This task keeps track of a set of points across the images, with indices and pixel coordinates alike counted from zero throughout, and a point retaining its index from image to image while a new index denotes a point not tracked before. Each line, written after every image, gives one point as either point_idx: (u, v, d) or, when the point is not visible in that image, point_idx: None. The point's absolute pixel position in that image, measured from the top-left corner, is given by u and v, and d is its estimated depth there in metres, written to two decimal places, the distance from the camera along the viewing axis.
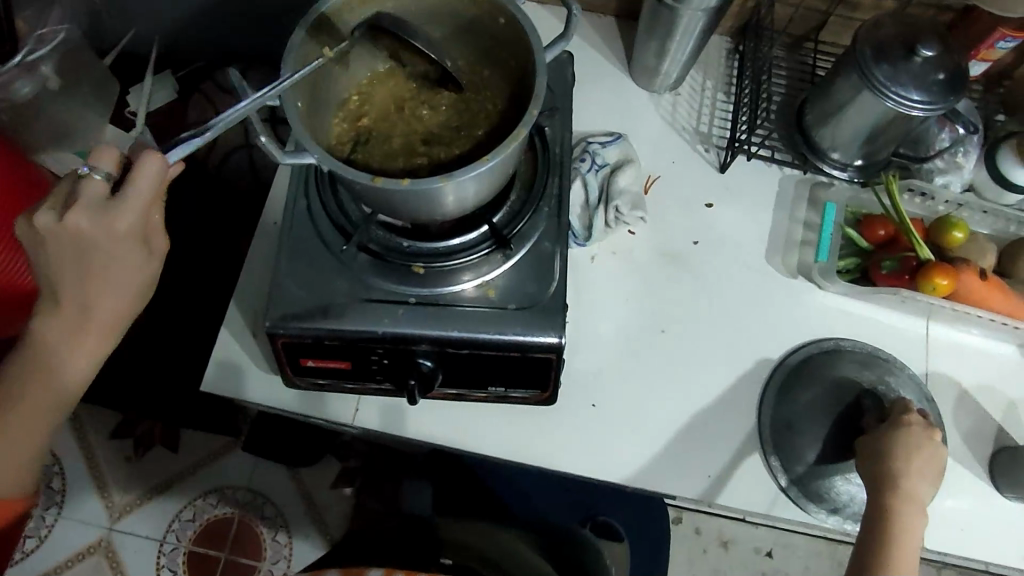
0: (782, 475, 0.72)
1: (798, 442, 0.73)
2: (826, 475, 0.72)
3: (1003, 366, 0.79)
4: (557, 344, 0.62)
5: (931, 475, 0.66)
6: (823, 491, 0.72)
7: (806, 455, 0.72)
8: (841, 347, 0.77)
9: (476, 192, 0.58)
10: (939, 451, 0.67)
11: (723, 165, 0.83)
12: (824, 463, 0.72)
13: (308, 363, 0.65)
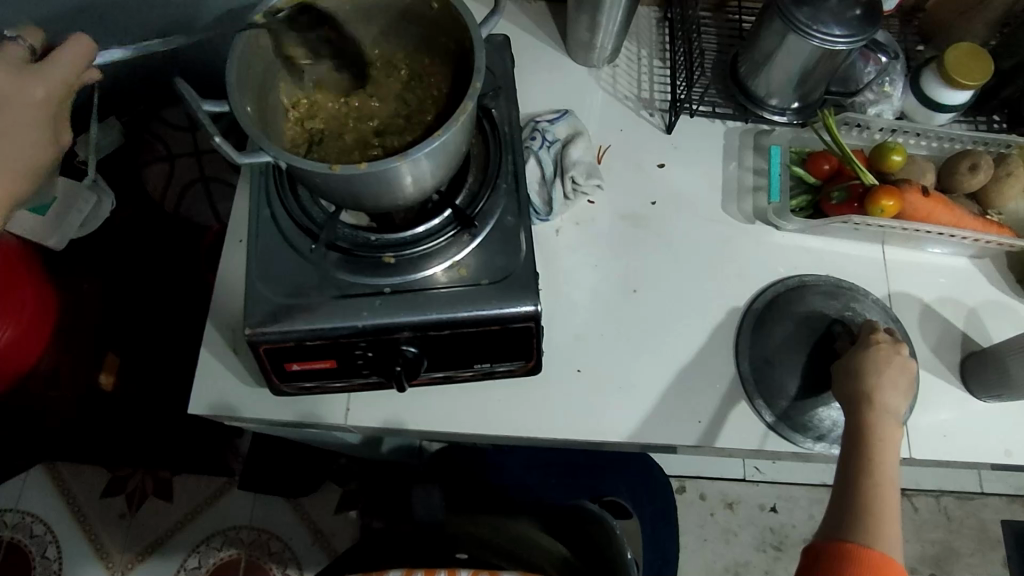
0: (767, 411, 0.75)
1: (778, 377, 0.77)
2: (809, 406, 0.76)
3: (958, 278, 0.83)
4: (532, 312, 0.67)
5: (902, 386, 0.69)
6: (808, 422, 0.75)
7: (787, 388, 0.76)
8: (806, 279, 0.81)
9: (429, 179, 0.62)
10: (908, 364, 0.70)
11: (669, 125, 0.88)
12: (805, 394, 0.76)
13: (294, 367, 0.71)
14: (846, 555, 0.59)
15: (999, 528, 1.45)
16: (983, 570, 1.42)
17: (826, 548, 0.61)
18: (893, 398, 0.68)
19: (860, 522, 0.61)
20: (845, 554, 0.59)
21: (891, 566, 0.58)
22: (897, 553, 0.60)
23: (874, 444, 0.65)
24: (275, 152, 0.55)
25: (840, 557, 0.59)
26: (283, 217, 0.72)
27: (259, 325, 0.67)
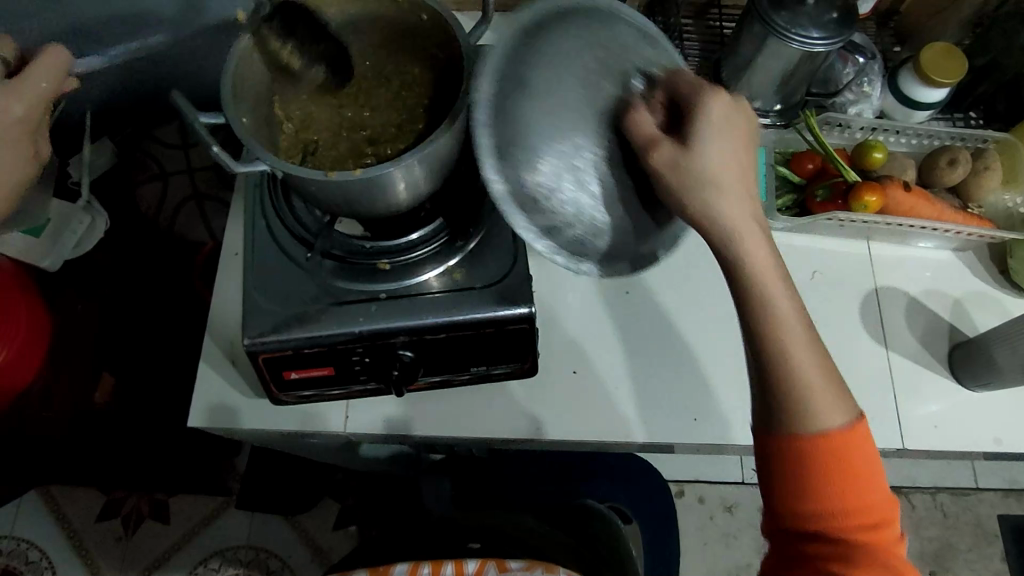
0: (541, 246, 0.57)
1: (569, 139, 0.56)
2: (565, 203, 0.57)
3: (943, 271, 0.85)
4: (527, 313, 0.68)
5: (741, 177, 0.54)
6: (614, 227, 0.60)
7: (569, 137, 0.56)
8: (576, 17, 0.59)
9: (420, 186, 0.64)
10: (726, 118, 0.54)
11: None
12: (580, 143, 0.57)
13: (292, 375, 0.71)
14: (795, 467, 0.52)
15: (996, 522, 1.46)
16: (982, 565, 1.43)
17: (771, 455, 0.53)
18: (723, 209, 0.53)
19: (800, 420, 0.52)
20: (794, 466, 0.52)
21: (849, 448, 0.51)
22: (842, 414, 0.52)
23: (756, 294, 0.53)
24: (270, 161, 0.56)
25: (788, 472, 0.52)
26: (279, 228, 0.73)
27: (256, 333, 0.67)
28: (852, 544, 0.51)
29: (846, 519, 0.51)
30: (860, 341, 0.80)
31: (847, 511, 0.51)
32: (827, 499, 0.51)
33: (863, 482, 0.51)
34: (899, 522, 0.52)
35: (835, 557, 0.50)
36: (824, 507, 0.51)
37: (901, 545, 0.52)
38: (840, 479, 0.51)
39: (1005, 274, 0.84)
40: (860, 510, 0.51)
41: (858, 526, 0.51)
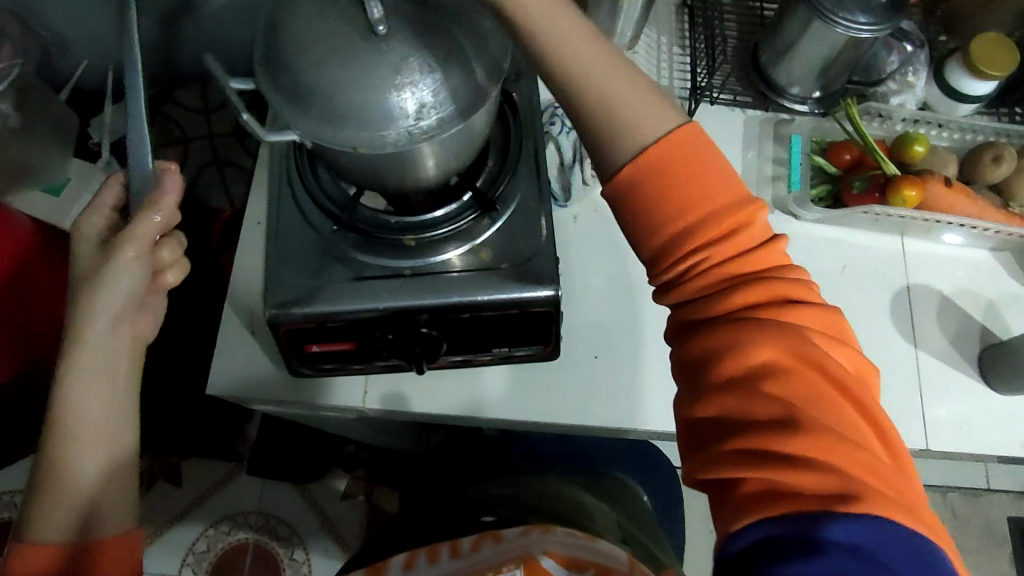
0: (431, 120, 0.54)
1: (365, 57, 0.53)
2: (362, 97, 0.53)
3: (978, 271, 0.83)
4: (553, 297, 0.67)
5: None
6: (439, 84, 0.54)
7: (348, 49, 0.53)
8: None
9: (445, 158, 0.62)
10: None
11: (690, 112, 0.86)
12: (363, 43, 0.53)
13: (313, 348, 0.71)
14: (651, 214, 0.52)
15: (1007, 525, 1.45)
16: (990, 566, 1.42)
17: (625, 207, 0.53)
18: None
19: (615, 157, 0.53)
20: (639, 202, 0.52)
21: (684, 162, 0.52)
22: (664, 121, 0.53)
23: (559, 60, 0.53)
24: (279, 106, 0.55)
25: (639, 212, 0.52)
26: (303, 199, 0.72)
27: (280, 305, 0.67)
28: (730, 281, 0.52)
29: (711, 261, 0.52)
30: (889, 338, 0.79)
31: (706, 240, 0.51)
32: (683, 236, 0.52)
33: (717, 208, 0.51)
34: (761, 221, 0.52)
35: (731, 330, 0.50)
36: (679, 241, 0.52)
37: (773, 249, 0.52)
38: (689, 203, 0.51)
39: None
40: (733, 237, 0.51)
41: (718, 249, 0.51)
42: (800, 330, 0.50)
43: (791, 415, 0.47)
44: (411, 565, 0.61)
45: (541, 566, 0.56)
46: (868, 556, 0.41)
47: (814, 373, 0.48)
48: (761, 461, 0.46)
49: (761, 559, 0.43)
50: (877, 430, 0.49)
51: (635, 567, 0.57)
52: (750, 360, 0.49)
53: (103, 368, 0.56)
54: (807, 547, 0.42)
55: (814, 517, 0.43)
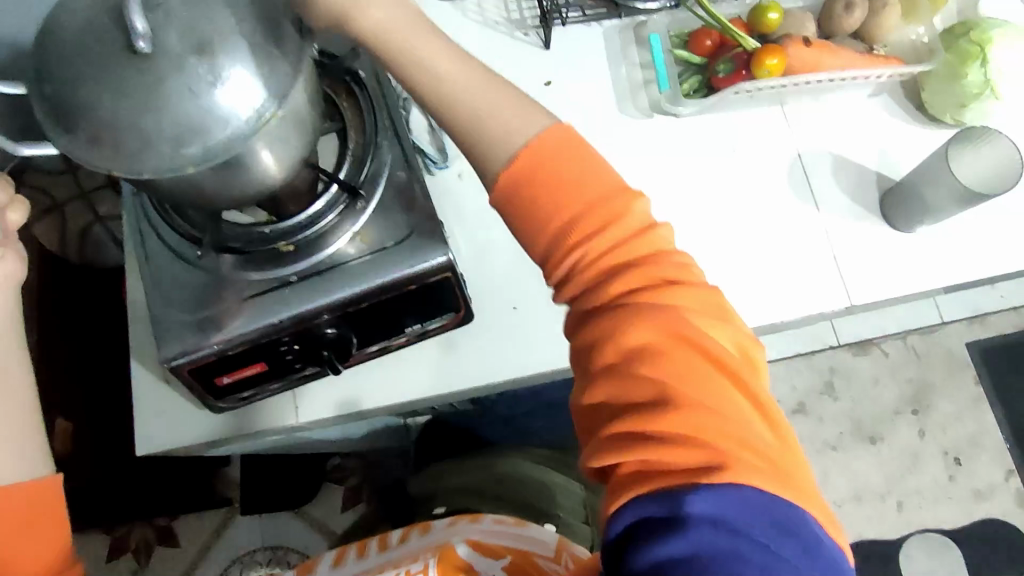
0: (200, 146, 0.50)
1: (135, 83, 0.49)
2: (164, 112, 0.49)
3: (863, 121, 0.82)
4: (447, 262, 0.66)
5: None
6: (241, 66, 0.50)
7: (130, 66, 0.49)
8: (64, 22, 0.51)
9: (277, 149, 0.58)
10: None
11: (546, 40, 0.84)
12: (139, 57, 0.49)
13: (224, 380, 0.69)
14: (528, 219, 0.51)
15: (966, 350, 1.50)
16: (959, 392, 1.48)
17: (511, 208, 0.51)
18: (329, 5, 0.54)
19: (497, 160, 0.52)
20: (520, 201, 0.51)
21: (553, 158, 0.50)
22: (533, 124, 0.52)
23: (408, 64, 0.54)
24: (67, 146, 0.51)
25: (526, 209, 0.51)
26: (169, 234, 0.68)
27: (173, 347, 0.64)
28: (613, 274, 0.49)
29: (593, 256, 0.49)
30: (791, 211, 0.79)
31: (582, 233, 0.49)
32: (562, 234, 0.50)
33: (590, 199, 0.50)
34: (635, 206, 0.50)
35: (607, 321, 0.48)
36: (559, 239, 0.50)
37: (652, 237, 0.49)
38: (561, 199, 0.50)
39: (922, 108, 0.83)
40: (611, 231, 0.49)
41: (596, 242, 0.49)
42: (682, 314, 0.47)
43: (668, 397, 0.45)
44: (342, 559, 0.64)
45: (459, 554, 0.58)
46: (732, 531, 0.40)
47: (695, 355, 0.46)
48: (638, 443, 0.44)
49: (634, 540, 0.42)
50: (763, 408, 0.47)
51: (561, 553, 0.58)
52: (630, 346, 0.47)
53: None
54: (675, 519, 0.41)
55: (680, 492, 0.42)
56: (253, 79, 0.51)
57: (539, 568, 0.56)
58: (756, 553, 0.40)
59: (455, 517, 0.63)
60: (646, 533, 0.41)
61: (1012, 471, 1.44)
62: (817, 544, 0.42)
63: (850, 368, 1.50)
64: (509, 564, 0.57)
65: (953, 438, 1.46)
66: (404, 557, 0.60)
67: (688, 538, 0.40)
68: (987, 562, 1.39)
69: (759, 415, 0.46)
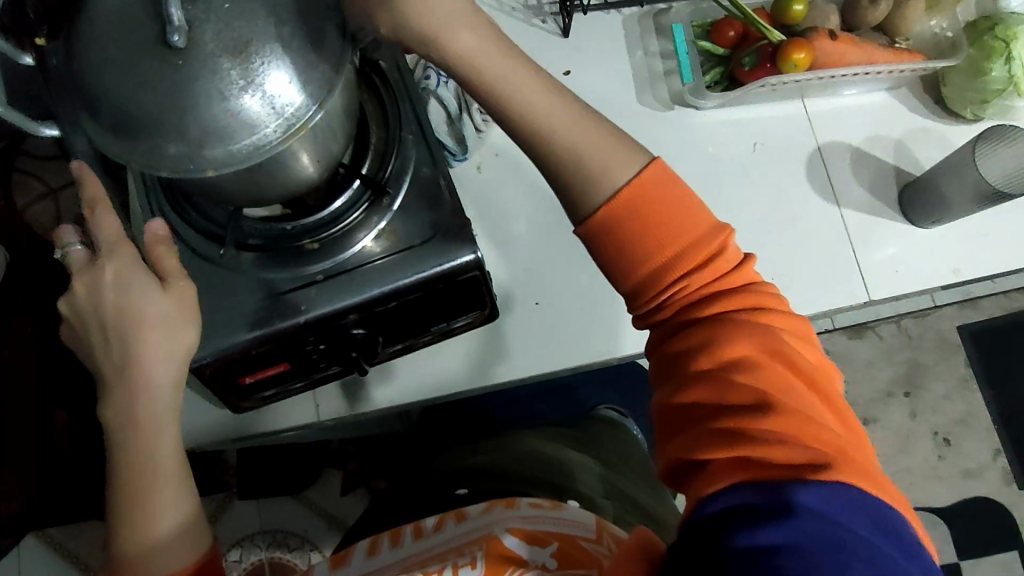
0: (222, 150, 0.49)
1: (164, 78, 0.47)
2: (196, 114, 0.48)
3: (881, 114, 0.83)
4: (475, 260, 0.65)
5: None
6: (279, 68, 0.49)
7: (163, 64, 0.47)
8: (88, 13, 0.49)
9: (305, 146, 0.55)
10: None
11: (565, 29, 0.82)
12: (170, 55, 0.47)
13: (247, 380, 0.67)
14: (627, 254, 0.54)
15: (956, 333, 1.54)
16: (950, 374, 1.52)
17: (613, 237, 0.54)
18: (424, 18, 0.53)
19: (598, 190, 0.54)
20: (626, 233, 0.54)
21: (658, 194, 0.54)
22: (627, 168, 0.55)
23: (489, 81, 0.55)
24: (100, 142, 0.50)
25: (628, 241, 0.54)
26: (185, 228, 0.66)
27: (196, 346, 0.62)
28: (712, 300, 0.54)
29: (695, 285, 0.54)
30: (811, 204, 0.79)
31: (684, 269, 0.54)
32: (669, 266, 0.54)
33: (696, 233, 0.54)
34: (732, 244, 0.54)
35: (700, 333, 0.53)
36: (661, 274, 0.54)
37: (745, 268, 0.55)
38: (663, 239, 0.53)
39: (941, 103, 0.83)
40: (711, 261, 0.54)
41: (697, 275, 0.54)
42: (777, 334, 0.53)
43: (762, 403, 0.50)
44: (376, 548, 0.61)
45: (506, 545, 0.56)
46: (834, 521, 0.44)
47: (785, 367, 0.51)
48: (739, 442, 0.49)
49: (735, 527, 0.45)
50: (844, 420, 0.52)
51: (602, 533, 0.59)
52: (728, 357, 0.52)
53: (169, 406, 0.54)
54: (783, 509, 0.45)
55: (785, 485, 0.46)
56: (289, 85, 0.49)
57: (587, 552, 0.56)
58: (858, 542, 0.44)
59: (490, 503, 0.62)
60: (748, 520, 0.45)
61: (1000, 451, 1.48)
62: (908, 540, 0.46)
63: (845, 351, 1.52)
64: (558, 552, 0.56)
65: (944, 419, 1.49)
66: (446, 548, 0.58)
67: (796, 524, 0.44)
68: (974, 539, 1.44)
69: (840, 425, 0.51)
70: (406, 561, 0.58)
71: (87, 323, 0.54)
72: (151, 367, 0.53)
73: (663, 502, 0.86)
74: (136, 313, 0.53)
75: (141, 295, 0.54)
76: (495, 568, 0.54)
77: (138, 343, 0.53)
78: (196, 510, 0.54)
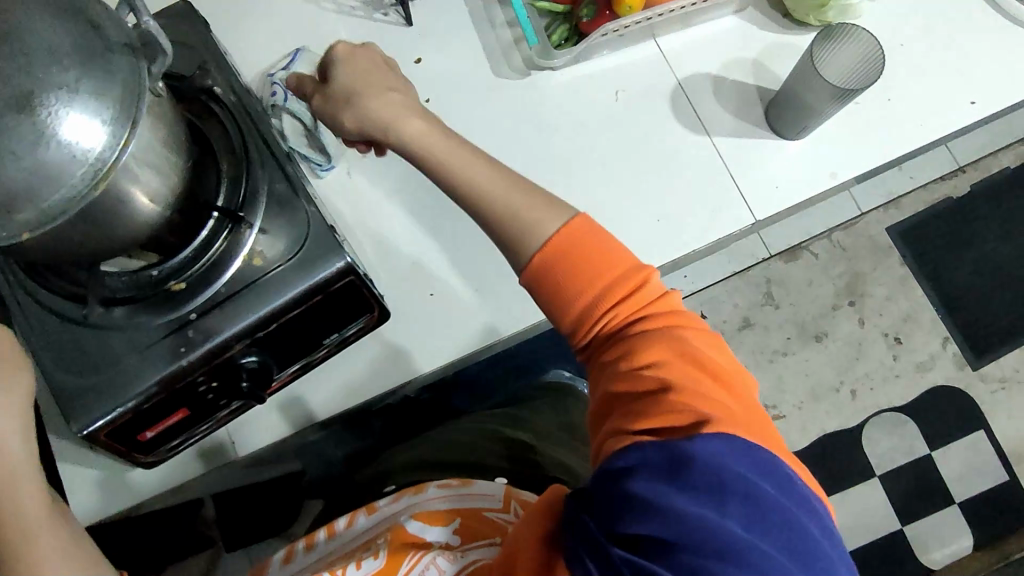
0: (33, 211, 0.47)
1: None
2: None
3: (733, 38, 0.83)
4: (346, 266, 0.64)
5: (369, 81, 0.64)
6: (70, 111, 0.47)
7: None
8: None
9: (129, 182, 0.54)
10: (354, 59, 0.65)
11: (406, 17, 0.81)
12: None
13: (147, 435, 0.66)
14: (558, 294, 0.55)
15: (886, 236, 1.56)
16: (888, 275, 1.55)
17: (540, 280, 0.56)
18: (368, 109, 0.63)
19: (527, 245, 0.56)
20: (552, 274, 0.55)
21: (582, 239, 0.55)
22: (560, 216, 0.57)
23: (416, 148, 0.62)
24: None
25: (556, 286, 0.55)
26: (46, 294, 0.64)
27: (80, 415, 0.61)
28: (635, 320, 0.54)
29: (622, 314, 0.54)
30: (682, 139, 0.79)
31: (611, 303, 0.54)
32: (596, 300, 0.54)
33: (618, 271, 0.54)
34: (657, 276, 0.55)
35: (621, 345, 0.53)
36: (588, 310, 0.54)
37: (671, 295, 0.55)
38: (587, 278, 0.54)
39: (788, 15, 0.84)
40: (634, 290, 0.54)
41: (621, 307, 0.54)
42: (691, 342, 0.53)
43: (672, 388, 0.50)
44: (292, 554, 0.61)
45: (409, 531, 0.56)
46: (723, 465, 0.45)
47: (702, 367, 0.51)
48: (650, 421, 0.49)
49: (634, 480, 0.46)
50: (755, 409, 0.52)
51: (510, 501, 0.60)
52: (645, 359, 0.52)
53: (26, 458, 0.54)
54: (680, 464, 0.45)
55: (680, 443, 0.46)
56: (87, 127, 0.48)
57: (493, 522, 0.58)
58: (749, 486, 0.45)
59: (399, 492, 0.62)
60: (646, 474, 0.46)
61: (947, 339, 1.52)
62: (787, 477, 0.47)
63: (784, 275, 1.54)
64: (460, 527, 0.57)
65: (890, 320, 1.52)
66: (352, 544, 0.58)
67: (691, 476, 0.44)
68: (940, 427, 1.47)
69: (749, 408, 0.51)
70: (317, 562, 0.59)
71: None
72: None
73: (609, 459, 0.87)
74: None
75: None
76: (397, 554, 0.55)
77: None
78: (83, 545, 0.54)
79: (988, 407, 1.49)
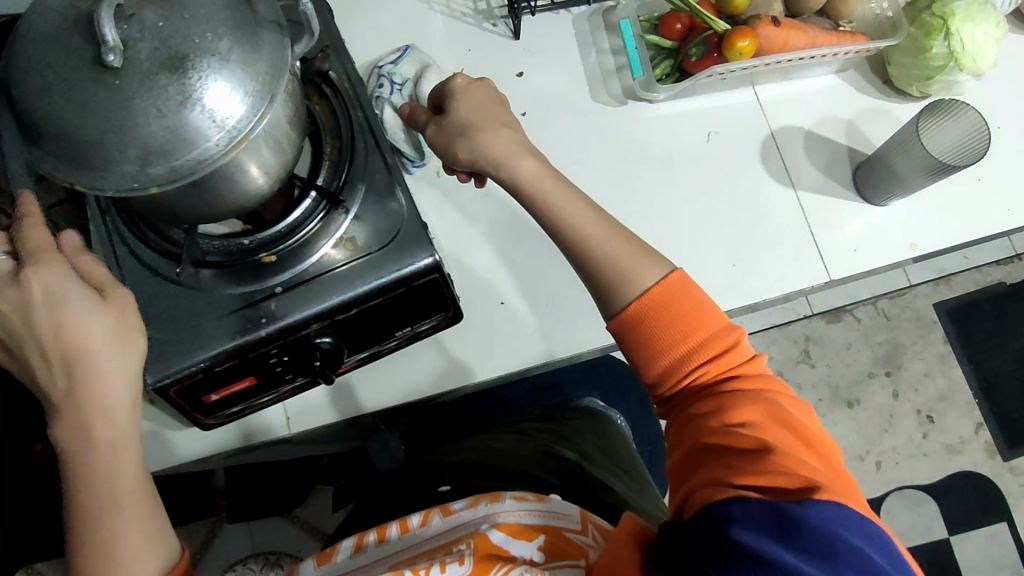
0: (163, 167, 0.49)
1: (105, 99, 0.47)
2: (139, 127, 0.47)
3: (830, 96, 0.84)
4: (433, 264, 0.65)
5: (484, 116, 0.65)
6: (220, 79, 0.49)
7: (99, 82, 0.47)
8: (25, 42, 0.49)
9: (250, 157, 0.56)
10: (470, 93, 0.66)
11: (515, 31, 0.83)
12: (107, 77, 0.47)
13: (213, 397, 0.68)
14: (651, 346, 0.58)
15: (932, 310, 1.55)
16: (930, 351, 1.53)
17: (633, 333, 0.59)
18: (483, 146, 0.64)
19: (625, 293, 0.59)
20: (646, 328, 0.58)
21: (676, 297, 0.58)
22: (657, 269, 0.60)
23: (523, 185, 0.64)
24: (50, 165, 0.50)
25: (648, 338, 0.58)
26: (143, 250, 0.65)
27: (158, 367, 0.62)
28: (721, 380, 0.57)
29: (709, 373, 0.57)
30: (768, 189, 0.80)
31: (700, 360, 0.57)
32: (685, 358, 0.57)
33: (709, 331, 0.58)
34: (745, 340, 0.58)
35: (711, 401, 0.56)
36: (680, 364, 0.57)
37: (756, 360, 0.58)
38: (683, 333, 0.57)
39: (890, 83, 0.85)
40: (722, 352, 0.57)
41: (711, 365, 0.57)
42: (778, 405, 0.55)
43: (765, 447, 0.52)
44: (361, 546, 0.60)
45: (493, 541, 0.56)
46: (832, 532, 0.45)
47: (791, 430, 0.54)
48: (745, 476, 0.51)
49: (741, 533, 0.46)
50: (841, 474, 0.53)
51: (586, 524, 0.62)
52: (736, 419, 0.54)
53: (131, 433, 0.55)
54: (785, 522, 0.46)
55: (786, 504, 0.47)
56: (228, 96, 0.49)
57: (575, 544, 0.60)
58: (859, 554, 0.45)
59: (473, 497, 0.62)
60: (752, 525, 0.46)
61: (981, 424, 1.50)
62: (894, 553, 0.47)
63: (824, 334, 1.53)
64: (543, 545, 0.58)
65: (925, 397, 1.51)
66: (433, 544, 0.58)
67: (801, 537, 0.45)
68: (964, 512, 1.45)
69: (836, 472, 0.52)
70: (393, 558, 0.58)
71: (26, 350, 0.54)
72: (107, 383, 0.54)
73: (642, 489, 0.87)
74: (77, 339, 0.54)
75: (79, 314, 0.54)
76: (484, 564, 0.55)
77: (86, 359, 0.54)
78: (163, 525, 0.56)
79: (1013, 498, 1.47)
